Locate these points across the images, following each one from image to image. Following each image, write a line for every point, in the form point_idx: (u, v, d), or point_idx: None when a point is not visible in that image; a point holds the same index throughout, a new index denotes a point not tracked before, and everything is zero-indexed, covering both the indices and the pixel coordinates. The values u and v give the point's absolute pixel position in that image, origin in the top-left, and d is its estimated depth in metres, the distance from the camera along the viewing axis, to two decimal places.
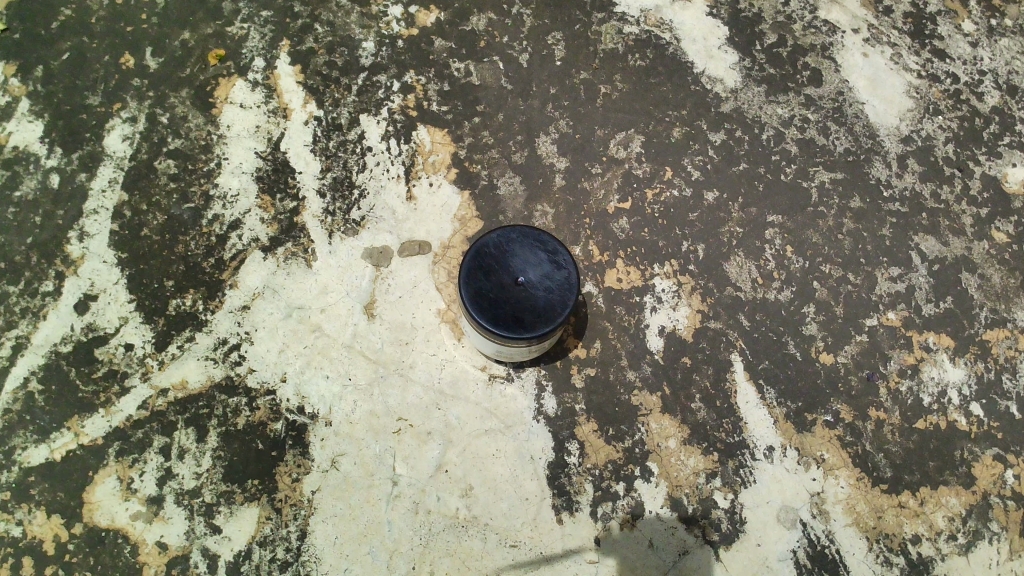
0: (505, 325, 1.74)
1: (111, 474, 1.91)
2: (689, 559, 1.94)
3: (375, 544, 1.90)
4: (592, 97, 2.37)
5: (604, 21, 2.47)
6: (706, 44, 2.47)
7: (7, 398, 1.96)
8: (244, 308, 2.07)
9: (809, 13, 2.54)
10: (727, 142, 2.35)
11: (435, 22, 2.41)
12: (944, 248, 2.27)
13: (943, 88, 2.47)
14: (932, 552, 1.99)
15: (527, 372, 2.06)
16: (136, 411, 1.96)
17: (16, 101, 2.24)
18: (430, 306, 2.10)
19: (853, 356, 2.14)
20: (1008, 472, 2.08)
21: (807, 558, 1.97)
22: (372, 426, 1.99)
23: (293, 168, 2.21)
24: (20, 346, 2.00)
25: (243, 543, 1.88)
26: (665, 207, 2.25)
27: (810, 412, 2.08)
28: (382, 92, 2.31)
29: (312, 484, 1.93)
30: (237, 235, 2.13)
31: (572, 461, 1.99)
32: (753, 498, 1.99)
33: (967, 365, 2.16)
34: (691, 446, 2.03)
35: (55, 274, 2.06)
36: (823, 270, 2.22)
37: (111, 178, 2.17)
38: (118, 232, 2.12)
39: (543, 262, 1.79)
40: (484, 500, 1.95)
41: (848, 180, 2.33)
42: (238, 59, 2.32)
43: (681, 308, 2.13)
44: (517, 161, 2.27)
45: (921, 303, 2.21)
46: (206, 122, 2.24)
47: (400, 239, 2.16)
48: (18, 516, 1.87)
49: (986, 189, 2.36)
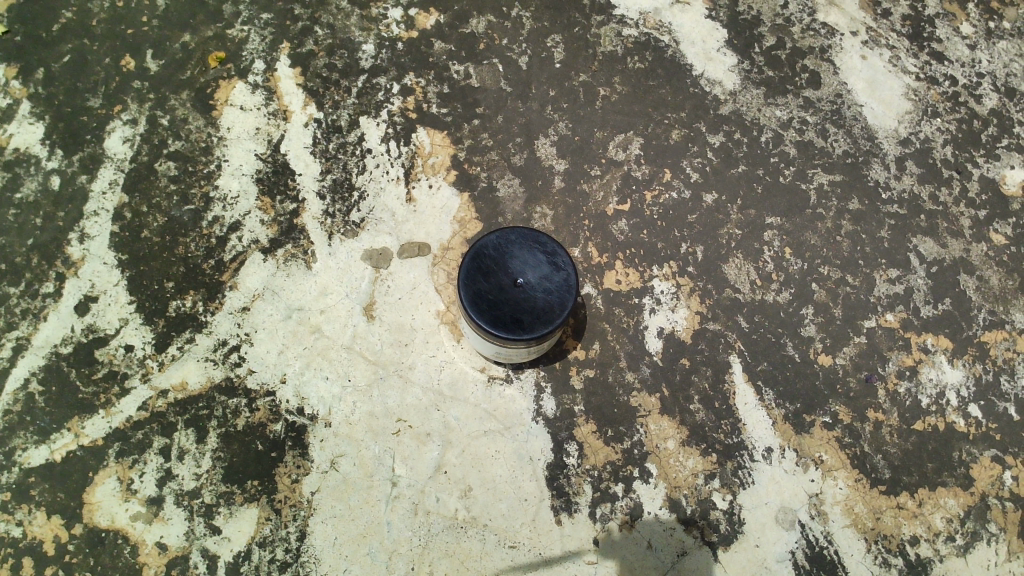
0: (504, 326, 1.74)
1: (112, 475, 1.91)
2: (688, 560, 1.94)
3: (375, 545, 1.91)
4: (592, 99, 2.38)
5: (603, 23, 2.48)
6: (705, 46, 2.48)
7: (7, 398, 1.96)
8: (244, 310, 2.07)
9: (807, 15, 2.55)
10: (726, 144, 2.35)
11: (435, 25, 2.42)
12: (942, 250, 2.27)
13: (942, 90, 2.48)
14: (931, 553, 2.00)
15: (526, 373, 2.06)
16: (136, 412, 1.96)
17: (17, 103, 2.25)
18: (430, 308, 2.11)
19: (851, 357, 2.14)
20: (1006, 473, 2.08)
21: (806, 559, 1.97)
22: (372, 427, 1.99)
23: (293, 169, 2.22)
24: (21, 347, 2.00)
25: (243, 544, 1.89)
26: (664, 209, 2.25)
27: (809, 413, 2.08)
28: (382, 94, 2.32)
29: (311, 484, 1.94)
30: (237, 237, 2.14)
31: (571, 462, 2.00)
32: (752, 499, 2.00)
33: (965, 366, 2.16)
34: (690, 447, 2.03)
35: (55, 276, 2.07)
36: (821, 272, 2.22)
37: (112, 180, 2.18)
38: (118, 233, 2.13)
39: (542, 264, 1.80)
40: (484, 501, 1.95)
41: (847, 182, 2.34)
42: (239, 62, 2.33)
43: (680, 309, 2.14)
44: (516, 163, 2.27)
45: (920, 305, 2.21)
46: (206, 124, 2.25)
47: (400, 240, 2.16)
48: (18, 517, 1.87)
49: (985, 191, 2.37)
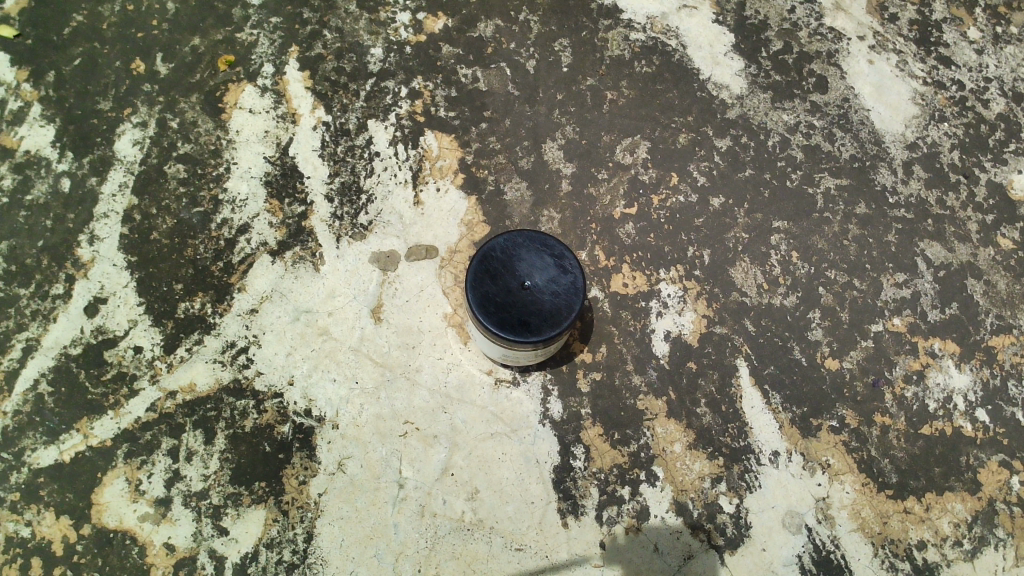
0: (511, 329, 1.74)
1: (120, 476, 1.92)
2: (694, 564, 1.94)
3: (382, 546, 1.91)
4: (599, 103, 2.39)
5: (610, 28, 2.49)
6: (712, 51, 2.49)
7: (17, 399, 1.97)
8: (252, 311, 2.08)
9: (814, 20, 2.55)
10: (733, 148, 2.36)
11: (444, 29, 2.43)
12: (949, 254, 2.27)
13: (949, 95, 2.48)
14: (938, 558, 1.99)
15: (533, 375, 2.06)
16: (145, 413, 1.97)
17: (28, 106, 2.27)
18: (437, 310, 2.12)
19: (859, 361, 2.14)
20: (1013, 477, 2.08)
21: (812, 563, 1.97)
22: (378, 429, 2.00)
23: (301, 172, 2.23)
24: (31, 348, 2.02)
25: (250, 545, 1.89)
26: (671, 212, 2.26)
27: (815, 417, 2.08)
28: (391, 97, 2.33)
29: (318, 486, 1.95)
30: (245, 239, 2.15)
31: (577, 465, 2.00)
32: (759, 503, 2.00)
33: (972, 371, 2.16)
34: (697, 451, 2.03)
35: (66, 277, 2.08)
36: (828, 276, 2.23)
37: (122, 182, 2.19)
38: (127, 235, 2.14)
39: (549, 266, 1.81)
40: (490, 503, 1.96)
41: (854, 185, 2.34)
42: (248, 65, 2.34)
43: (687, 313, 2.14)
44: (523, 167, 2.28)
45: (927, 309, 2.21)
46: (215, 127, 2.27)
47: (408, 243, 2.17)
48: (27, 517, 1.88)
49: (992, 195, 2.37)
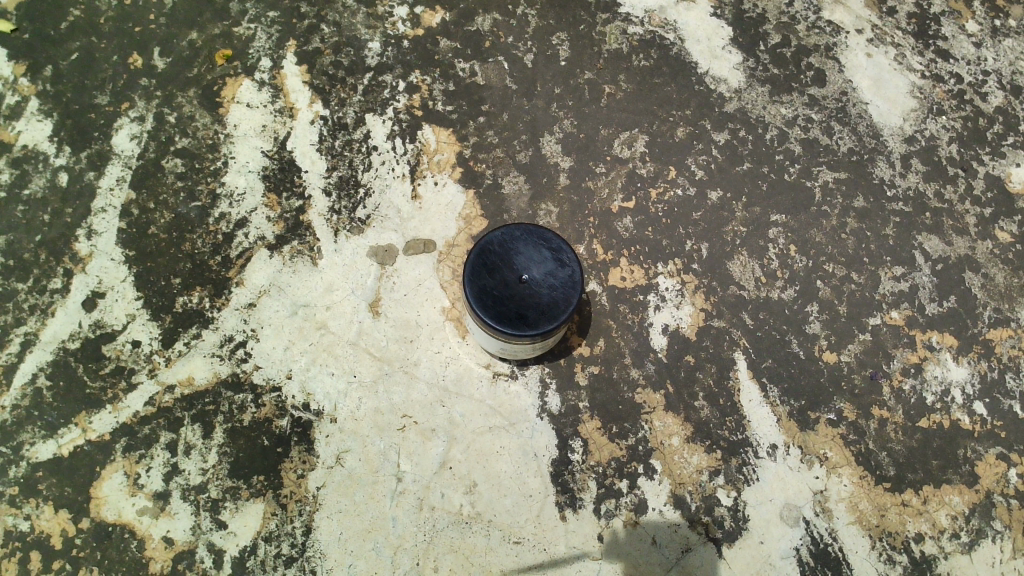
0: (509, 322, 1.74)
1: (118, 470, 1.92)
2: (693, 557, 1.94)
3: (381, 540, 1.91)
4: (597, 97, 2.38)
5: (609, 21, 2.49)
6: (710, 44, 2.48)
7: (15, 394, 1.97)
8: (250, 306, 2.08)
9: (812, 13, 2.55)
10: (730, 142, 2.36)
11: (441, 22, 2.43)
12: (946, 248, 2.27)
13: (947, 88, 2.48)
14: (935, 550, 2.00)
15: (532, 370, 2.07)
16: (143, 407, 1.98)
17: (25, 101, 2.26)
18: (436, 305, 2.12)
19: (856, 355, 2.15)
20: (1010, 470, 2.08)
21: (810, 555, 1.97)
22: (377, 422, 2.00)
23: (299, 167, 2.22)
24: (29, 343, 2.02)
25: (249, 538, 1.90)
26: (669, 206, 2.26)
27: (813, 410, 2.08)
28: (388, 92, 2.33)
29: (316, 480, 1.95)
30: (243, 233, 2.15)
31: (575, 459, 2.00)
32: (756, 496, 2.00)
33: (969, 364, 2.16)
34: (694, 444, 2.03)
35: (63, 272, 2.09)
36: (826, 270, 2.23)
37: (120, 177, 2.19)
38: (125, 229, 2.14)
39: (547, 260, 1.81)
40: (488, 497, 1.96)
41: (851, 179, 2.34)
42: (246, 59, 2.34)
43: (684, 307, 2.14)
44: (521, 161, 2.28)
45: (925, 303, 2.21)
46: (213, 121, 2.26)
47: (405, 238, 2.17)
48: (25, 511, 1.89)
49: (991, 189, 2.37)
